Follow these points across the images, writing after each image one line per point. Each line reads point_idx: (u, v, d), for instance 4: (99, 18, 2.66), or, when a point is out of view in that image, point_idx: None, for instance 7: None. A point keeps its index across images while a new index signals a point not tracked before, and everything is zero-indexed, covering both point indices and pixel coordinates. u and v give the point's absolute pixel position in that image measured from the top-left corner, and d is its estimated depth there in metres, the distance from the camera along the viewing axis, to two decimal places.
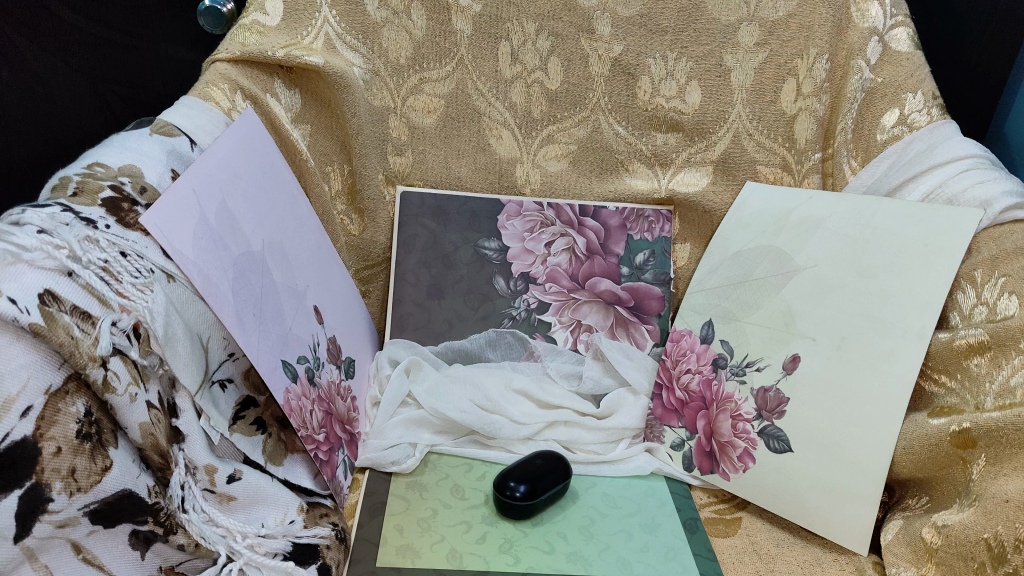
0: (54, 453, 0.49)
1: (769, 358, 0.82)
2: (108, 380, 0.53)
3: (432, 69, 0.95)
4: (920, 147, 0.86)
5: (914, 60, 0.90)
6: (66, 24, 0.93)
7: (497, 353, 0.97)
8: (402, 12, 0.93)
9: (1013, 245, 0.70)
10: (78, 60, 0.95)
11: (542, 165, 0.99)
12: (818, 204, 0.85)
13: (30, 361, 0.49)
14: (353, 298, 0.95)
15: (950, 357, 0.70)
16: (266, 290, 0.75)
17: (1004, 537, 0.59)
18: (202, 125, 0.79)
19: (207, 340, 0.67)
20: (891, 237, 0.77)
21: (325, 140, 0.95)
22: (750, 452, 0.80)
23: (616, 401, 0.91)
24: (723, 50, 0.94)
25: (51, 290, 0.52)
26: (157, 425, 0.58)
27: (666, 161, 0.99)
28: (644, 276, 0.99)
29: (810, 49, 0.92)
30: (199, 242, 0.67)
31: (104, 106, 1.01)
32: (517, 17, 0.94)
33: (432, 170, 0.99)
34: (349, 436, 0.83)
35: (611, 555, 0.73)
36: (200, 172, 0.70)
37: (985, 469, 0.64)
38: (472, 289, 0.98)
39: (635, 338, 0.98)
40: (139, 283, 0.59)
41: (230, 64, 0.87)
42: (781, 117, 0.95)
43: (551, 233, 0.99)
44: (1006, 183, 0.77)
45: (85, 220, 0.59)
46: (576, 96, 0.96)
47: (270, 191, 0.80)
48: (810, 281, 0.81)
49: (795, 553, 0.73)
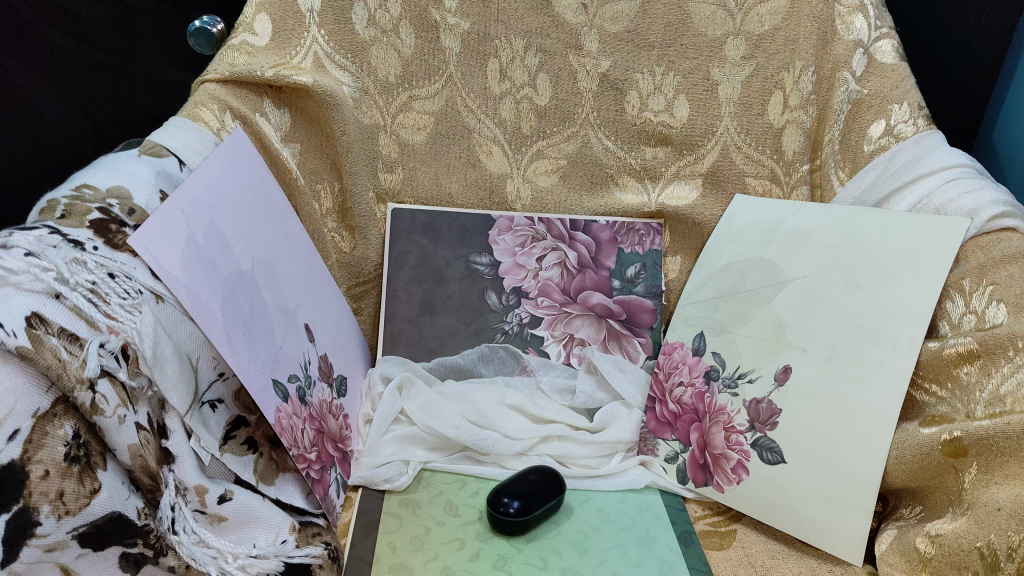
0: (42, 476, 0.49)
1: (761, 369, 0.82)
2: (96, 402, 0.53)
3: (421, 87, 0.96)
4: (907, 158, 0.87)
5: (899, 72, 0.91)
6: (60, 49, 0.95)
7: (489, 368, 0.96)
8: (390, 31, 0.94)
9: (1000, 253, 0.71)
10: (70, 84, 0.98)
11: (532, 180, 1.00)
12: (806, 217, 0.85)
13: (17, 384, 0.49)
14: (344, 317, 0.95)
15: (941, 365, 0.71)
16: (256, 308, 0.75)
17: (997, 546, 0.59)
18: (191, 146, 0.79)
19: (196, 359, 0.67)
20: (879, 247, 0.77)
21: (315, 159, 0.95)
22: (743, 464, 0.80)
23: (610, 414, 0.90)
24: (710, 64, 0.95)
25: (39, 313, 0.52)
26: (147, 446, 0.57)
27: (656, 174, 0.99)
28: (635, 289, 1.00)
29: (796, 62, 0.93)
30: (188, 262, 0.67)
31: (94, 128, 1.03)
32: (506, 35, 0.95)
33: (422, 186, 0.99)
34: (341, 454, 0.83)
35: (604, 570, 0.72)
36: (189, 193, 0.70)
37: (977, 477, 0.64)
38: (464, 304, 0.98)
39: (628, 352, 0.97)
40: (128, 304, 0.59)
41: (218, 85, 0.87)
42: (768, 130, 0.96)
43: (541, 247, 1.00)
44: (994, 192, 0.77)
45: (72, 242, 0.59)
46: (565, 112, 0.97)
47: (260, 210, 0.80)
48: (800, 293, 0.81)
49: (790, 565, 0.73)
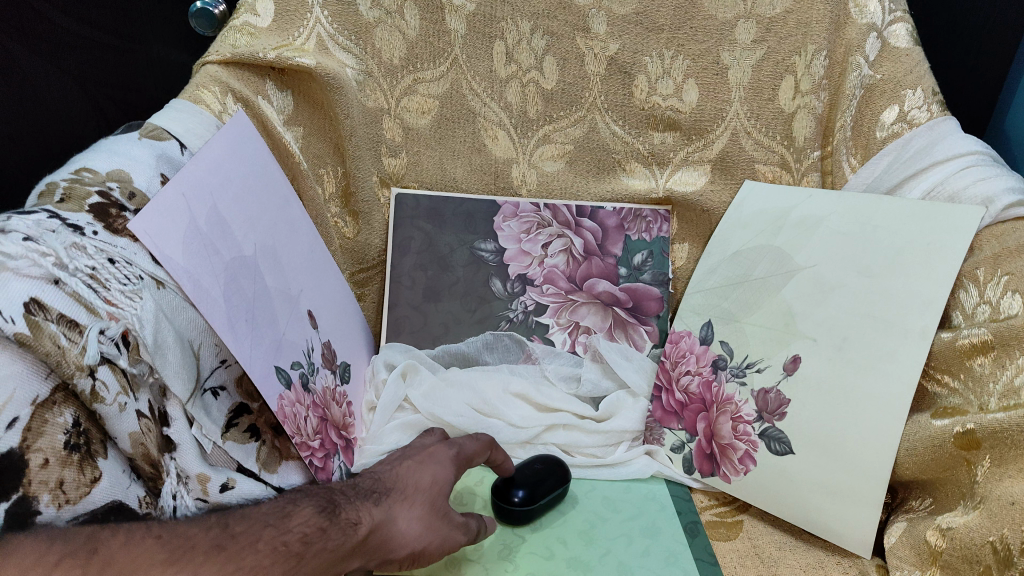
0: (42, 464, 0.48)
1: (770, 359, 0.81)
2: (96, 390, 0.53)
3: (425, 69, 0.94)
4: (921, 144, 0.86)
5: (913, 56, 0.88)
6: (58, 29, 0.98)
7: (495, 356, 0.95)
8: (394, 12, 0.92)
9: (1016, 243, 0.70)
10: (68, 64, 1.01)
11: (539, 166, 0.99)
12: (818, 203, 0.84)
13: (16, 371, 0.49)
14: (347, 302, 0.94)
15: (953, 356, 0.69)
16: (258, 294, 0.73)
17: (1010, 541, 0.58)
18: (192, 129, 0.78)
19: (198, 347, 0.66)
20: (892, 236, 0.75)
21: (318, 142, 0.93)
22: (751, 454, 0.79)
23: (615, 403, 0.89)
24: (720, 48, 0.93)
25: (37, 298, 0.51)
26: (148, 434, 0.57)
27: (664, 160, 0.98)
28: (642, 277, 0.98)
29: (808, 46, 0.91)
30: (189, 246, 0.65)
31: (96, 110, 1.06)
32: (512, 16, 0.93)
33: (426, 171, 0.98)
34: (344, 442, 0.82)
35: (611, 560, 0.72)
36: (191, 176, 0.69)
37: (990, 470, 0.63)
38: (469, 291, 0.97)
39: (635, 340, 0.96)
40: (128, 290, 0.58)
41: (220, 66, 0.85)
42: (779, 115, 0.94)
43: (547, 234, 0.99)
44: (1007, 180, 0.76)
45: (71, 227, 0.58)
46: (572, 96, 0.96)
47: (261, 195, 0.79)
48: (811, 281, 0.80)
49: (798, 556, 0.73)
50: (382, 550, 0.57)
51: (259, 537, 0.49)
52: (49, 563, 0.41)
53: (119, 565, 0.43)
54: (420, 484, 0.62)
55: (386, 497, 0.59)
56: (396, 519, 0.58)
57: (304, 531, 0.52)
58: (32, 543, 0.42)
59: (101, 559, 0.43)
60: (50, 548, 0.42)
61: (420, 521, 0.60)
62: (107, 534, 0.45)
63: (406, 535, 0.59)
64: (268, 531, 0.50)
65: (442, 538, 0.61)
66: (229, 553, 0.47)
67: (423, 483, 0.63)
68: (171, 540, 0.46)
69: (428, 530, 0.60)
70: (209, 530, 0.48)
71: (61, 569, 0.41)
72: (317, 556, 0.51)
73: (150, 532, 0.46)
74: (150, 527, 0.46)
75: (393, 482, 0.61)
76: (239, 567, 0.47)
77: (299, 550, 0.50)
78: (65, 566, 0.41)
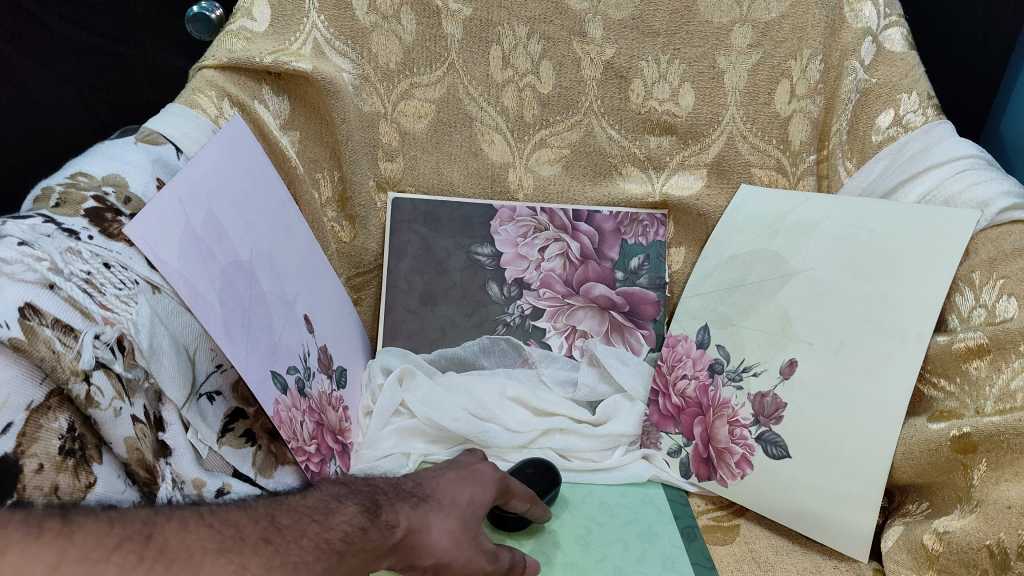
0: (36, 470, 0.48)
1: (766, 363, 0.81)
2: (90, 395, 0.53)
3: (421, 74, 0.94)
4: (916, 148, 0.86)
5: (908, 60, 0.89)
6: (55, 33, 1.00)
7: (491, 360, 0.95)
8: (390, 16, 0.92)
9: (1011, 247, 0.70)
10: (65, 68, 1.02)
11: (535, 170, 0.99)
12: (814, 206, 0.84)
13: (11, 376, 0.49)
14: (343, 305, 0.93)
15: (949, 360, 0.69)
16: (255, 298, 0.73)
17: (1007, 545, 0.58)
18: (190, 133, 0.78)
19: (193, 351, 0.66)
20: (887, 239, 0.76)
21: (314, 147, 0.93)
22: (748, 458, 0.79)
23: (612, 407, 0.89)
24: (717, 52, 0.93)
25: (33, 303, 0.51)
26: (144, 439, 0.57)
27: (660, 164, 0.98)
28: (638, 281, 0.99)
29: (804, 50, 0.91)
30: (186, 252, 0.65)
31: (92, 114, 1.07)
32: (508, 21, 0.93)
33: (422, 176, 0.98)
34: (340, 446, 0.82)
35: (608, 566, 0.72)
36: (187, 181, 0.69)
37: (986, 474, 0.63)
38: (465, 295, 0.97)
39: (630, 344, 0.97)
40: (122, 294, 0.59)
41: (217, 71, 0.86)
42: (774, 119, 0.94)
43: (544, 238, 0.99)
44: (1004, 183, 0.76)
45: (67, 231, 0.59)
46: (568, 100, 0.96)
47: (258, 199, 0.79)
48: (807, 285, 0.80)
49: (795, 560, 0.73)
50: (410, 555, 0.55)
51: (306, 533, 0.49)
52: (107, 545, 0.42)
53: (173, 553, 0.43)
54: (457, 500, 0.59)
55: (423, 503, 0.57)
56: (429, 528, 0.56)
57: (347, 530, 0.51)
58: (93, 522, 0.42)
59: (156, 545, 0.43)
60: (112, 530, 0.43)
61: (451, 535, 0.56)
62: (163, 518, 0.45)
63: (433, 545, 0.55)
64: (313, 527, 0.50)
65: (466, 560, 0.56)
66: (275, 547, 0.47)
67: (460, 498, 0.60)
68: (222, 529, 0.46)
69: (456, 547, 0.56)
70: (258, 521, 0.48)
71: (119, 552, 0.42)
72: (356, 555, 0.51)
73: (203, 520, 0.46)
74: (203, 515, 0.47)
75: (432, 490, 0.59)
76: (285, 561, 0.47)
77: (341, 548, 0.50)
78: (125, 549, 0.42)
